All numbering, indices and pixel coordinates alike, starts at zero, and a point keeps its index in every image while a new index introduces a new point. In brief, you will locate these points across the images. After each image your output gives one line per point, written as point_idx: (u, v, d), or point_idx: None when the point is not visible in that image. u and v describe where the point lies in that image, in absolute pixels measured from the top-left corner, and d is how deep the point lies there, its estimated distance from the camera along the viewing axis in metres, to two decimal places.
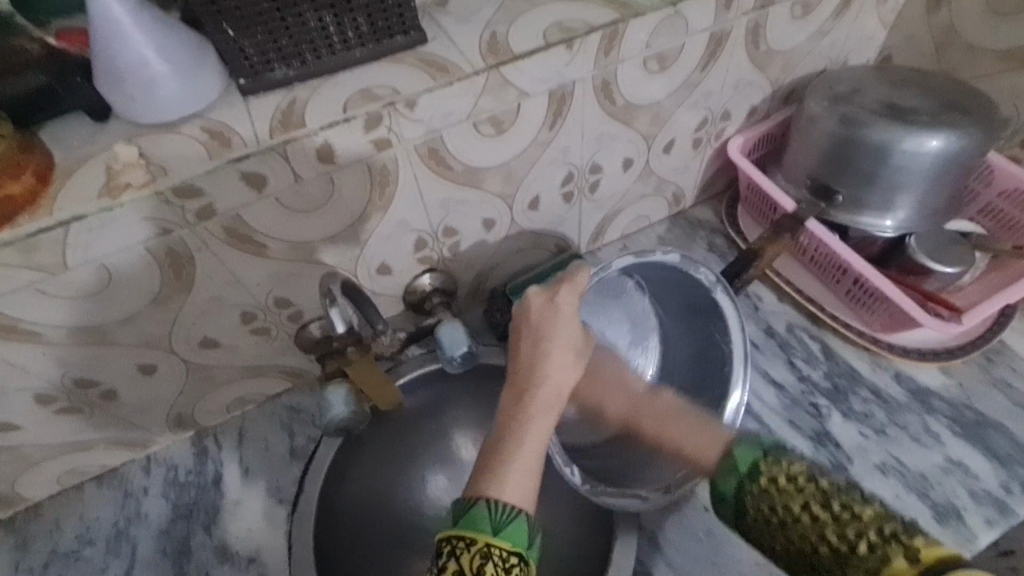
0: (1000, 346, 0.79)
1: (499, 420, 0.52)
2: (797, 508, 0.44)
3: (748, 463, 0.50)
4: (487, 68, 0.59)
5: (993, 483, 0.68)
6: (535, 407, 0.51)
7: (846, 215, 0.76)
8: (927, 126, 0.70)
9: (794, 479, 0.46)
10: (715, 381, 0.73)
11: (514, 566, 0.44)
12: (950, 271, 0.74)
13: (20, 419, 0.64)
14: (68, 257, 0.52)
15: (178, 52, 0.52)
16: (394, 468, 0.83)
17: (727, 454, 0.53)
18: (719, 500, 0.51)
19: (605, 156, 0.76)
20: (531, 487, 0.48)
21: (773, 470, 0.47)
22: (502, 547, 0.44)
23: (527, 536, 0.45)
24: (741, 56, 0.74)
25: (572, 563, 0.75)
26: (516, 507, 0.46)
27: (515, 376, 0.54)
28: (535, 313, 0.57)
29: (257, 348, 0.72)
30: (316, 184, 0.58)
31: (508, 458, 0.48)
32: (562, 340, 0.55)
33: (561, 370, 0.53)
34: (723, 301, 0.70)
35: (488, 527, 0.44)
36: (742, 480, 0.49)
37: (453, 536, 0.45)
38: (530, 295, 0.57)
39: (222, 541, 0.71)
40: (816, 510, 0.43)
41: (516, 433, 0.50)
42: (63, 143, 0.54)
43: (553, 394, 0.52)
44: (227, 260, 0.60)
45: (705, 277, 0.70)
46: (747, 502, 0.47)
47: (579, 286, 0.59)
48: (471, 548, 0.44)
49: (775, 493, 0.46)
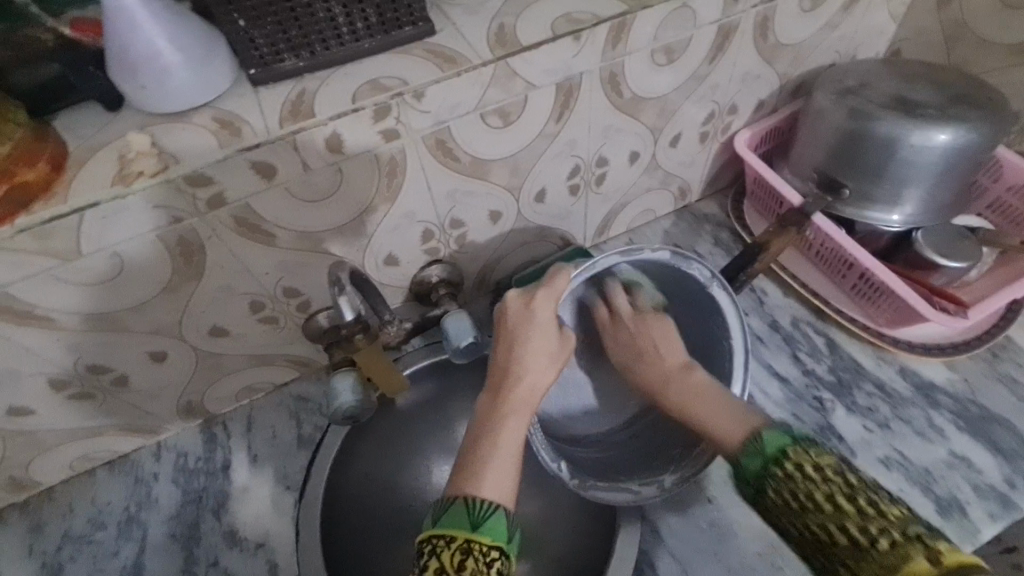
0: (1006, 341, 0.79)
1: (474, 419, 0.54)
2: (823, 498, 0.45)
3: (776, 447, 0.49)
4: (494, 59, 0.59)
5: (996, 478, 0.69)
6: (510, 408, 0.53)
7: (853, 209, 0.76)
8: (936, 119, 0.69)
9: (821, 469, 0.46)
10: (716, 377, 0.71)
11: (495, 561, 0.45)
12: (956, 266, 0.74)
13: (34, 404, 0.65)
14: (82, 245, 0.53)
15: (189, 42, 0.52)
16: (400, 458, 0.84)
17: (753, 435, 0.52)
18: (738, 478, 0.52)
19: (611, 149, 0.76)
20: (509, 483, 0.49)
21: (801, 457, 0.48)
22: (482, 542, 0.45)
23: (505, 530, 0.46)
24: (749, 49, 0.74)
25: (575, 552, 0.76)
26: (494, 503, 0.47)
27: (494, 376, 0.56)
28: (512, 316, 0.58)
29: (265, 336, 0.73)
30: (324, 174, 0.59)
31: (485, 457, 0.50)
32: (537, 344, 0.56)
33: (536, 371, 0.55)
34: (719, 297, 0.67)
35: (467, 523, 0.46)
36: (764, 462, 0.49)
37: (434, 534, 0.46)
38: (507, 298, 0.59)
39: (230, 526, 0.72)
40: (842, 504, 0.45)
41: (489, 432, 0.52)
42: (77, 131, 0.55)
43: (525, 394, 0.54)
44: (237, 249, 0.61)
45: (699, 273, 0.66)
46: (767, 480, 0.48)
47: (558, 287, 0.59)
48: (452, 544, 0.45)
49: (804, 481, 0.46)
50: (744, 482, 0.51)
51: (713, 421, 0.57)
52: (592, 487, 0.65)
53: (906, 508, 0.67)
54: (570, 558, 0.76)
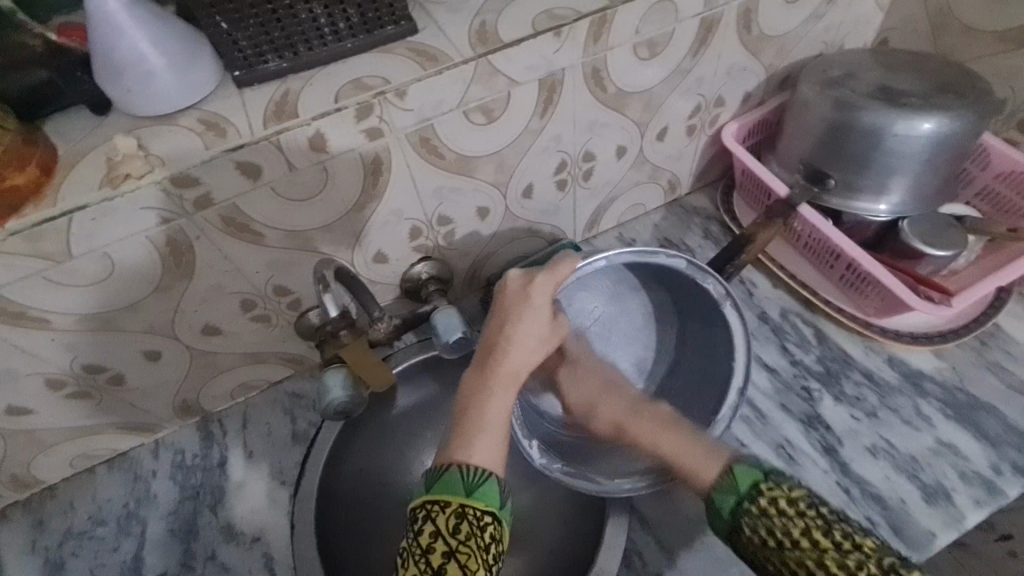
0: (995, 329, 0.79)
1: (462, 392, 0.55)
2: (799, 534, 0.47)
3: (748, 483, 0.51)
4: (475, 56, 0.60)
5: (983, 465, 0.69)
6: (498, 382, 0.55)
7: (840, 200, 0.76)
8: (920, 109, 0.69)
9: (795, 504, 0.48)
10: (713, 392, 0.72)
11: (489, 526, 0.47)
12: (943, 255, 0.74)
13: (32, 403, 0.66)
14: (72, 247, 0.54)
15: (173, 45, 0.53)
16: (394, 451, 0.86)
17: (723, 472, 0.53)
18: (713, 517, 0.53)
19: (598, 144, 0.76)
20: (498, 456, 0.51)
21: (774, 492, 0.49)
22: (476, 507, 0.47)
23: (498, 497, 0.48)
24: (733, 42, 0.74)
25: (567, 542, 0.77)
26: (485, 471, 0.49)
27: (482, 351, 0.57)
28: (510, 295, 0.59)
29: (259, 334, 0.74)
30: (310, 173, 0.60)
31: (473, 429, 0.52)
32: (530, 327, 0.58)
33: (527, 350, 0.57)
34: (729, 315, 0.69)
35: (461, 489, 0.48)
36: (740, 501, 0.51)
37: (431, 501, 0.48)
38: (508, 277, 0.60)
39: (227, 521, 0.74)
40: (819, 538, 0.46)
41: (479, 402, 0.54)
42: (66, 135, 0.56)
43: (514, 369, 0.56)
44: (226, 248, 0.62)
45: (714, 288, 0.68)
46: (743, 521, 0.50)
47: (560, 274, 0.60)
48: (446, 510, 0.47)
49: (778, 518, 0.48)
50: (721, 523, 0.52)
51: (682, 458, 0.58)
52: (560, 471, 0.67)
53: (893, 495, 0.68)
54: (562, 549, 0.77)
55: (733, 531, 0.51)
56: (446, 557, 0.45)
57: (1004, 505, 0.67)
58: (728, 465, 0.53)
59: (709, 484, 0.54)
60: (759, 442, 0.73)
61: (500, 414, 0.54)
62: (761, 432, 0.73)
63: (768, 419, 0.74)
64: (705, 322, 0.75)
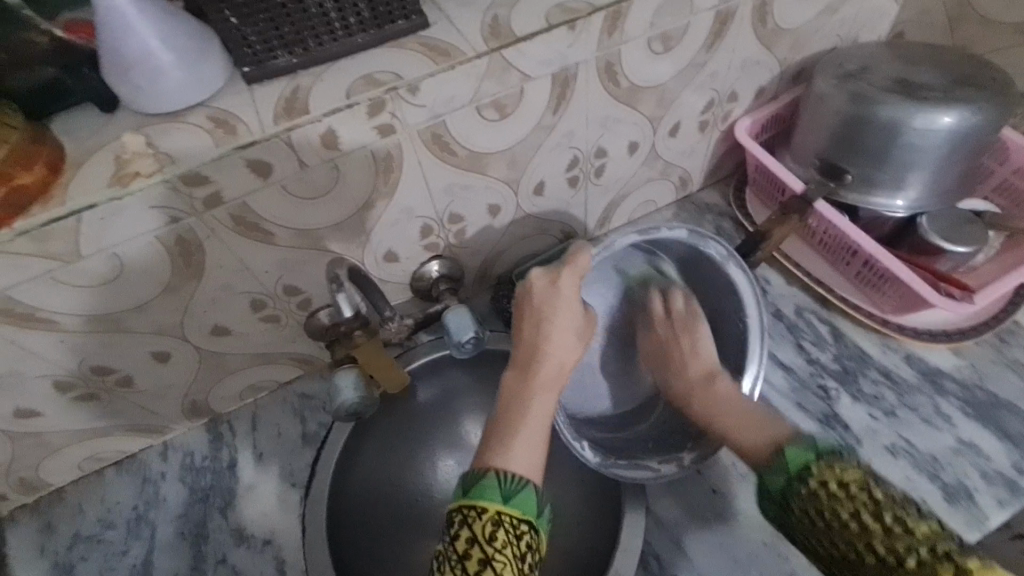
0: (1014, 326, 0.78)
1: (501, 395, 0.56)
2: (848, 516, 0.45)
3: (799, 464, 0.50)
4: (489, 50, 0.59)
5: (1005, 464, 0.68)
6: (542, 381, 0.56)
7: (857, 195, 0.75)
8: (939, 102, 0.68)
9: (847, 487, 0.46)
10: (732, 356, 0.73)
11: (525, 535, 0.46)
12: (962, 251, 0.73)
13: (39, 405, 0.65)
14: (80, 247, 0.53)
15: (181, 41, 0.52)
16: (405, 452, 0.85)
17: (777, 452, 0.52)
18: (762, 492, 0.53)
19: (610, 140, 0.75)
20: (537, 462, 0.51)
21: (826, 472, 0.48)
22: (513, 514, 0.47)
23: (534, 505, 0.48)
24: (748, 35, 0.73)
25: (582, 545, 0.76)
26: (523, 478, 0.48)
27: (519, 352, 0.58)
28: (538, 292, 0.60)
29: (268, 335, 0.73)
30: (321, 171, 0.59)
31: (515, 426, 0.53)
32: (567, 322, 0.59)
33: (564, 347, 0.58)
34: (734, 274, 0.70)
35: (499, 495, 0.47)
36: (791, 480, 0.50)
37: (466, 506, 0.47)
38: (532, 277, 0.60)
39: (237, 524, 0.73)
40: (868, 522, 0.44)
41: (521, 400, 0.55)
42: (72, 134, 0.55)
43: (553, 370, 0.56)
44: (235, 247, 0.61)
45: (716, 252, 0.69)
46: (793, 502, 0.49)
47: (580, 265, 0.61)
48: (483, 515, 0.46)
49: (828, 499, 0.46)
50: (770, 502, 0.52)
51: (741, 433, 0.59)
52: (614, 466, 0.67)
53: (913, 496, 0.67)
54: (576, 551, 0.76)
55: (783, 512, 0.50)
56: (482, 564, 0.44)
57: None
58: (782, 445, 0.53)
59: (764, 456, 0.54)
60: None
61: (542, 413, 0.54)
62: None
63: (785, 418, 0.73)
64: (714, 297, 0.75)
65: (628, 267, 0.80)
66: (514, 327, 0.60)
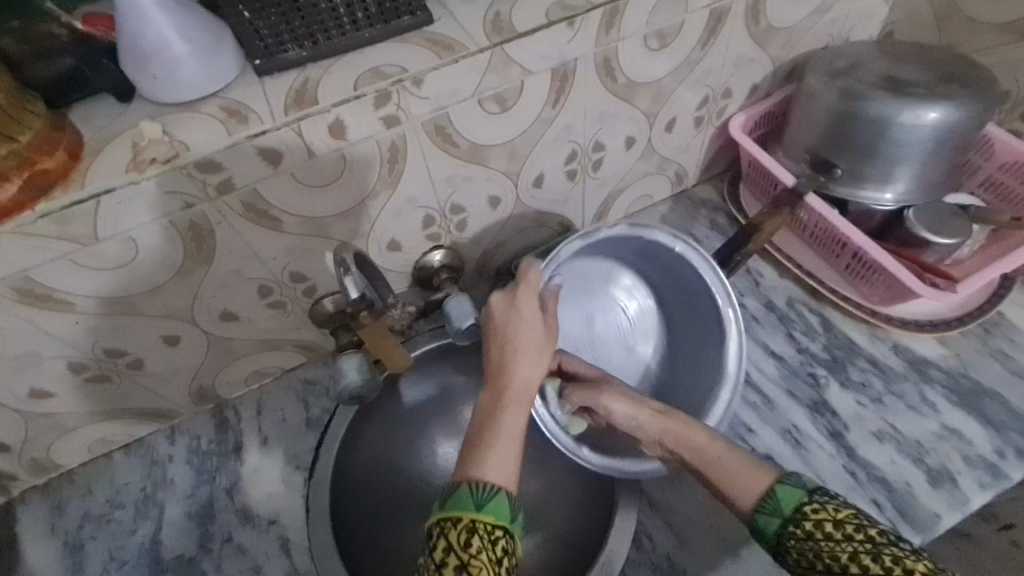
0: (998, 317, 0.80)
1: (474, 422, 0.56)
2: (847, 559, 0.47)
3: (792, 505, 0.51)
4: (491, 45, 0.61)
5: (987, 449, 0.70)
6: (508, 401, 0.57)
7: (846, 188, 0.78)
8: (925, 99, 0.71)
9: (842, 528, 0.48)
10: (713, 336, 0.75)
11: (500, 540, 0.48)
12: (947, 243, 0.75)
13: (53, 386, 0.67)
14: (98, 229, 0.55)
15: (197, 33, 0.55)
16: (406, 438, 0.87)
17: (767, 493, 0.53)
18: (758, 539, 0.53)
19: (608, 134, 0.78)
20: (508, 472, 0.51)
21: (818, 515, 0.50)
22: (486, 522, 0.48)
23: (508, 510, 0.49)
24: (741, 33, 0.76)
25: (578, 527, 0.78)
26: (495, 487, 0.50)
27: (488, 374, 0.60)
28: (499, 313, 0.63)
29: (274, 322, 0.76)
30: (328, 160, 0.61)
31: (487, 444, 0.53)
32: (530, 338, 0.61)
33: (529, 360, 0.59)
34: (691, 258, 0.72)
35: (471, 503, 0.49)
36: (787, 523, 0.51)
37: (443, 516, 0.49)
38: (491, 302, 0.63)
39: (243, 505, 0.75)
40: (868, 563, 0.46)
41: (491, 417, 0.56)
42: (90, 122, 0.58)
43: (521, 385, 0.58)
44: (245, 233, 0.63)
45: (663, 240, 0.73)
46: (790, 545, 0.51)
47: (534, 281, 0.65)
48: (458, 525, 0.48)
49: (824, 541, 0.48)
50: (767, 545, 0.53)
51: (722, 473, 0.57)
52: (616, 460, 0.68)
53: (899, 479, 0.69)
54: (574, 532, 0.78)
55: (781, 555, 0.51)
56: (459, 570, 0.46)
57: (1008, 488, 0.68)
58: (771, 485, 0.54)
59: (751, 505, 0.54)
60: (767, 427, 0.74)
61: (514, 427, 0.55)
62: (768, 418, 0.75)
63: (776, 406, 0.75)
64: (684, 290, 0.78)
65: (600, 274, 0.82)
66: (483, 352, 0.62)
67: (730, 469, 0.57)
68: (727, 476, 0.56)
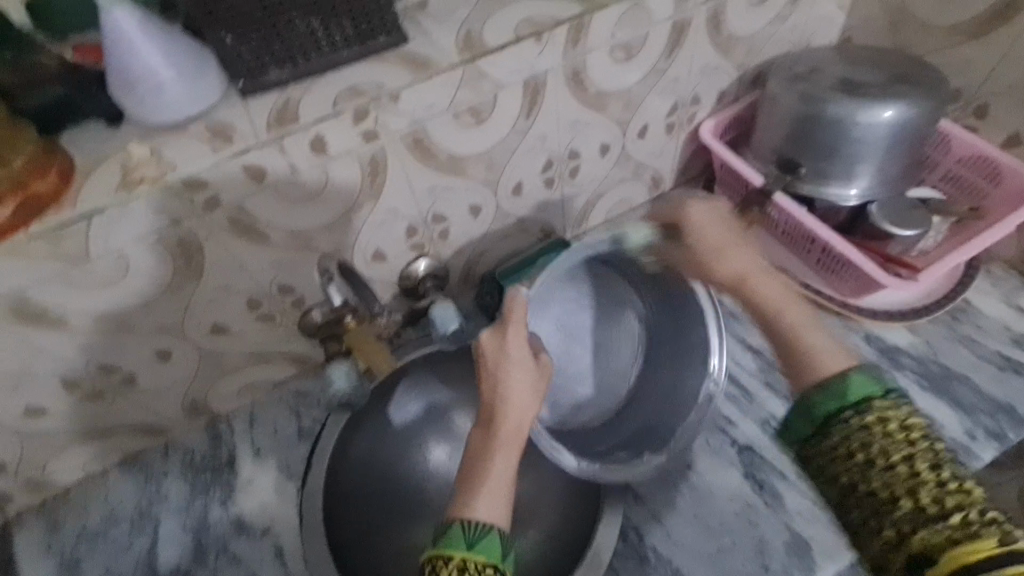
0: (965, 305, 0.83)
1: (467, 454, 0.57)
2: (898, 459, 0.46)
3: (860, 395, 0.49)
4: (463, 61, 0.64)
5: (958, 431, 0.72)
6: (497, 445, 0.56)
7: (812, 186, 0.81)
8: (879, 98, 0.74)
9: (906, 431, 0.47)
10: (693, 357, 0.74)
11: None
12: (910, 234, 0.78)
13: (48, 404, 0.69)
14: (90, 248, 0.57)
15: (181, 59, 0.58)
16: (397, 445, 0.88)
17: (839, 374, 0.51)
18: (799, 414, 0.51)
19: (582, 143, 0.81)
20: (503, 509, 0.53)
21: (886, 411, 0.48)
22: (477, 561, 0.50)
23: (498, 550, 0.50)
24: (705, 42, 0.79)
25: (567, 526, 0.80)
26: (488, 525, 0.51)
27: (479, 419, 0.58)
28: (489, 355, 0.60)
29: (264, 334, 0.77)
30: (312, 175, 0.64)
31: (474, 488, 0.54)
32: (518, 381, 0.59)
33: (521, 406, 0.58)
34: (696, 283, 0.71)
35: (462, 543, 0.50)
36: (845, 408, 0.49)
37: (435, 555, 0.50)
38: (480, 342, 0.60)
39: (237, 515, 0.76)
40: (921, 470, 0.45)
41: (481, 461, 0.55)
42: (80, 147, 0.60)
43: (510, 434, 0.56)
44: (232, 248, 0.66)
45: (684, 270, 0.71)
46: (836, 429, 0.49)
47: (518, 313, 0.62)
48: (449, 564, 0.49)
49: (881, 437, 0.47)
50: (806, 420, 0.51)
51: (811, 343, 0.55)
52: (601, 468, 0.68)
53: None
54: (563, 532, 0.80)
55: (819, 431, 0.50)
56: None
57: (979, 467, 0.70)
58: (845, 371, 0.51)
59: (815, 380, 0.52)
60: (746, 419, 0.76)
61: (502, 476, 0.55)
62: (747, 409, 0.77)
63: (754, 397, 0.78)
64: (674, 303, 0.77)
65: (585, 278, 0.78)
66: (475, 385, 0.61)
67: (815, 344, 0.55)
68: (811, 349, 0.54)
